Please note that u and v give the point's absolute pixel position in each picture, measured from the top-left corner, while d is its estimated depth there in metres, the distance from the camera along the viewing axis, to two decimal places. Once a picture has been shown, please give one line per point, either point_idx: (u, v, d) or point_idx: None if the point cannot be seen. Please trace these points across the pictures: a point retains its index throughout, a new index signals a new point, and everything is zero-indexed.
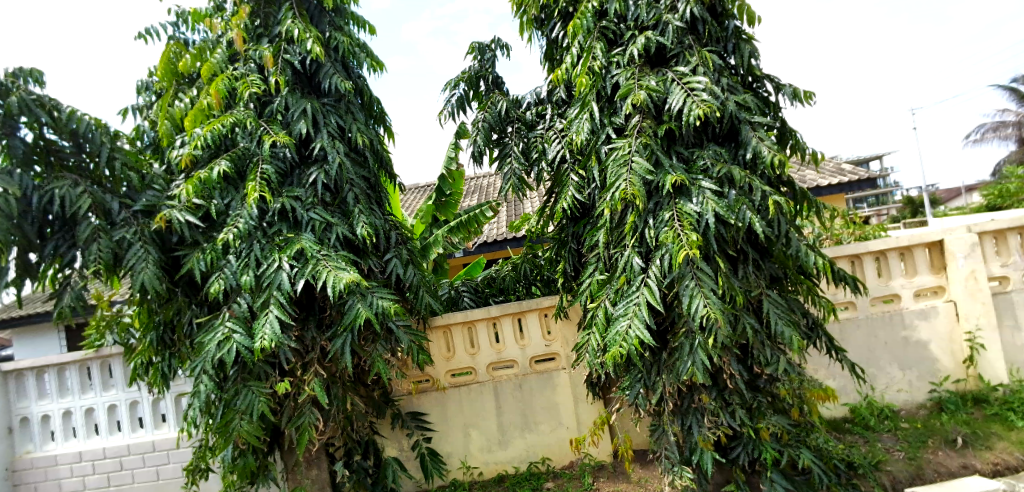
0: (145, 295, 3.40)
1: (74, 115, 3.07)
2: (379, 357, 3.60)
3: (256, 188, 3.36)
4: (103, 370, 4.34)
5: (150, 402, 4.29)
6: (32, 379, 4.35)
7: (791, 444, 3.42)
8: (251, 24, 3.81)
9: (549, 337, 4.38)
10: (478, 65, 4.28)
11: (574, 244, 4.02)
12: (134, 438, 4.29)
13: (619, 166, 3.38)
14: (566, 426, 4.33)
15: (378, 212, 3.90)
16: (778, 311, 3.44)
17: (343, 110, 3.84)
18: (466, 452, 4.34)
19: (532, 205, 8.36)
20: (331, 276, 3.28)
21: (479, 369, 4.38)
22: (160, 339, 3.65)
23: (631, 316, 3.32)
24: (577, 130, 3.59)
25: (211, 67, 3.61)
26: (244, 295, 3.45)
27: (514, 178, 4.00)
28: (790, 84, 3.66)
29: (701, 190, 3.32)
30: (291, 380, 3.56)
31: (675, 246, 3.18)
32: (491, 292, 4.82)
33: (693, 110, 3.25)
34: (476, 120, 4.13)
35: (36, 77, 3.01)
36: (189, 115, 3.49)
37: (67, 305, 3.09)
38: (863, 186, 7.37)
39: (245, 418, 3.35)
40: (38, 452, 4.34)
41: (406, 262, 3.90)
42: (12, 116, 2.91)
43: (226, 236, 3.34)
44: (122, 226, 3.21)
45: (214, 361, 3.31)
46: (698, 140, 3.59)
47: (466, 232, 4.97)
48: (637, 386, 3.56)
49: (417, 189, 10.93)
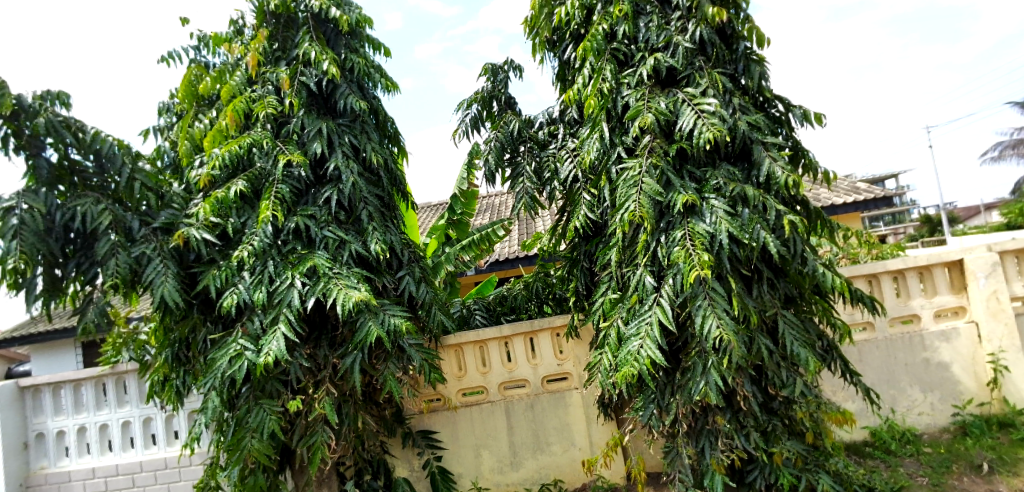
0: (163, 313, 3.46)
1: (98, 136, 3.15)
2: (390, 375, 3.59)
3: (269, 207, 3.42)
4: (118, 386, 4.37)
5: (163, 419, 4.31)
6: (49, 394, 4.38)
7: (809, 468, 3.37)
8: (269, 48, 3.89)
9: (561, 356, 4.35)
10: (491, 86, 4.33)
11: (586, 262, 4.01)
12: (146, 455, 4.31)
13: (629, 185, 3.39)
14: (578, 447, 4.27)
15: (393, 230, 3.93)
16: (794, 332, 3.40)
17: (358, 130, 3.89)
18: (477, 473, 4.30)
19: (544, 224, 8.37)
20: (344, 293, 3.31)
21: (491, 388, 4.35)
22: (175, 356, 3.68)
23: (644, 336, 3.29)
24: (588, 149, 3.62)
25: (230, 89, 3.70)
26: (257, 312, 3.48)
27: (526, 197, 4.02)
28: (801, 105, 3.66)
29: (713, 209, 3.31)
30: (303, 398, 3.57)
31: (686, 266, 3.16)
32: (502, 310, 4.81)
33: (703, 133, 3.28)
34: (488, 139, 4.17)
35: (63, 100, 3.11)
36: (208, 136, 3.60)
37: (92, 321, 3.15)
38: (880, 205, 7.28)
39: (256, 436, 3.36)
40: (52, 467, 4.37)
41: (418, 280, 3.93)
42: (37, 137, 3.00)
43: (240, 254, 3.38)
44: (142, 242, 3.28)
45: (224, 378, 3.32)
46: (711, 160, 3.59)
47: (478, 250, 4.95)
48: (651, 406, 3.51)
49: (430, 208, 11.01)
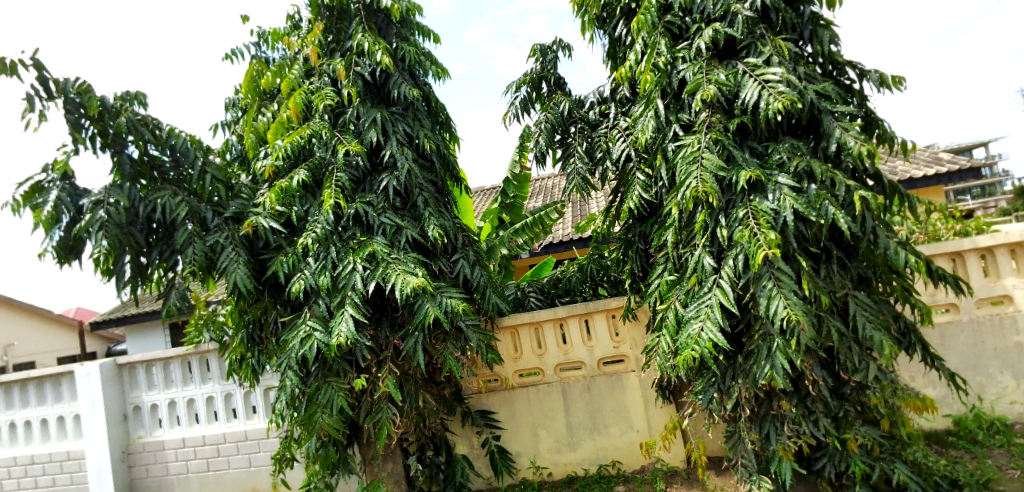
0: (238, 297, 3.73)
1: (173, 132, 3.46)
2: (450, 355, 3.72)
3: (331, 195, 3.55)
4: (201, 364, 4.72)
5: (242, 395, 4.62)
6: (143, 371, 4.80)
7: (884, 458, 3.21)
8: (325, 40, 3.99)
9: (617, 339, 4.29)
10: (540, 67, 4.28)
11: (642, 244, 3.94)
12: (229, 427, 4.64)
13: (689, 163, 3.29)
14: (636, 430, 4.24)
15: (447, 215, 4.01)
16: (867, 314, 3.22)
17: (411, 117, 3.96)
18: (535, 452, 4.36)
19: (598, 206, 8.27)
20: (402, 279, 3.43)
21: (547, 370, 4.39)
22: (250, 336, 3.91)
23: (704, 318, 3.22)
24: (642, 128, 3.53)
25: (290, 82, 3.86)
26: (323, 296, 3.66)
27: (577, 178, 3.97)
28: (876, 70, 3.42)
29: (778, 185, 3.18)
30: (367, 376, 3.77)
31: (752, 246, 3.04)
32: (557, 292, 4.79)
33: (771, 103, 3.11)
34: (539, 121, 4.12)
35: (141, 100, 3.42)
36: (271, 128, 3.76)
37: (174, 304, 3.50)
38: (965, 177, 6.70)
39: (326, 411, 3.57)
40: (149, 437, 4.80)
41: (473, 263, 4.01)
42: (120, 135, 3.30)
43: (305, 240, 3.56)
44: (215, 231, 3.52)
45: (297, 357, 3.55)
46: (774, 134, 3.45)
47: (532, 233, 4.91)
48: (711, 390, 3.46)
49: (482, 191, 11.08)
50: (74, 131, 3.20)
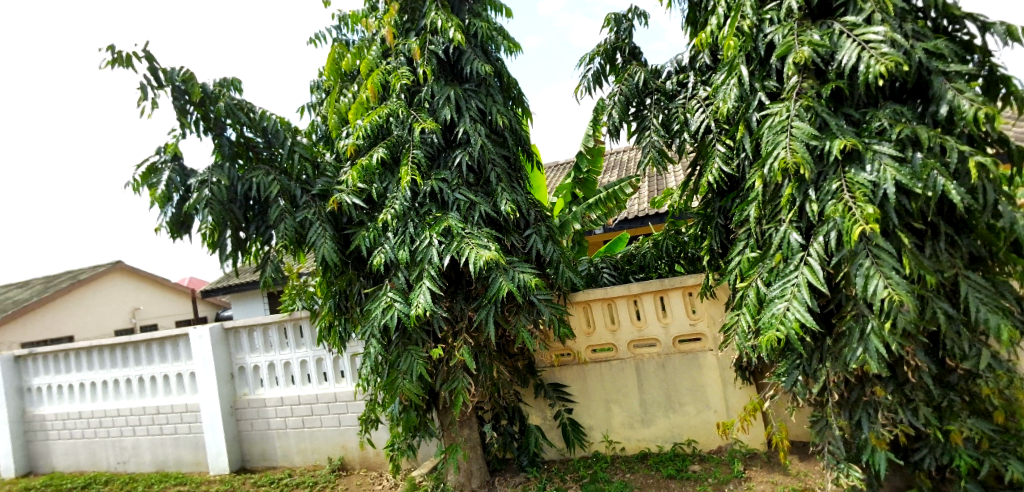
0: (325, 269, 4.00)
1: (265, 115, 3.71)
2: (523, 327, 3.79)
3: (409, 172, 3.67)
4: (295, 330, 5.11)
5: (332, 360, 4.96)
6: (245, 335, 5.26)
7: (994, 453, 2.94)
8: (400, 20, 4.09)
9: (693, 316, 4.18)
10: (614, 36, 4.14)
11: (722, 219, 3.78)
12: (320, 389, 5.01)
13: (777, 133, 3.07)
14: (713, 409, 4.13)
15: (520, 190, 4.04)
16: (980, 296, 2.91)
17: (484, 93, 3.99)
18: (608, 427, 4.38)
19: (676, 179, 8.01)
20: (476, 253, 3.50)
21: (621, 346, 4.36)
22: (337, 306, 4.17)
23: (790, 298, 3.04)
24: (724, 97, 3.35)
25: (369, 64, 4.00)
26: (402, 269, 3.82)
27: (653, 151, 3.84)
28: (1003, 21, 3.03)
29: (877, 155, 2.91)
30: (444, 346, 3.92)
31: (848, 222, 2.81)
32: (631, 269, 4.73)
33: (873, 67, 2.82)
34: (612, 94, 4.01)
35: (237, 85, 3.68)
36: (352, 109, 3.92)
37: (271, 275, 3.83)
38: None
39: (407, 378, 3.76)
40: (252, 394, 5.28)
41: (545, 238, 4.02)
42: (219, 118, 3.59)
43: (385, 216, 3.71)
44: (304, 208, 3.76)
45: (379, 326, 3.72)
46: (875, 99, 3.17)
47: (606, 209, 4.86)
48: (795, 372, 3.30)
49: (556, 166, 11.02)
50: (181, 116, 3.51)
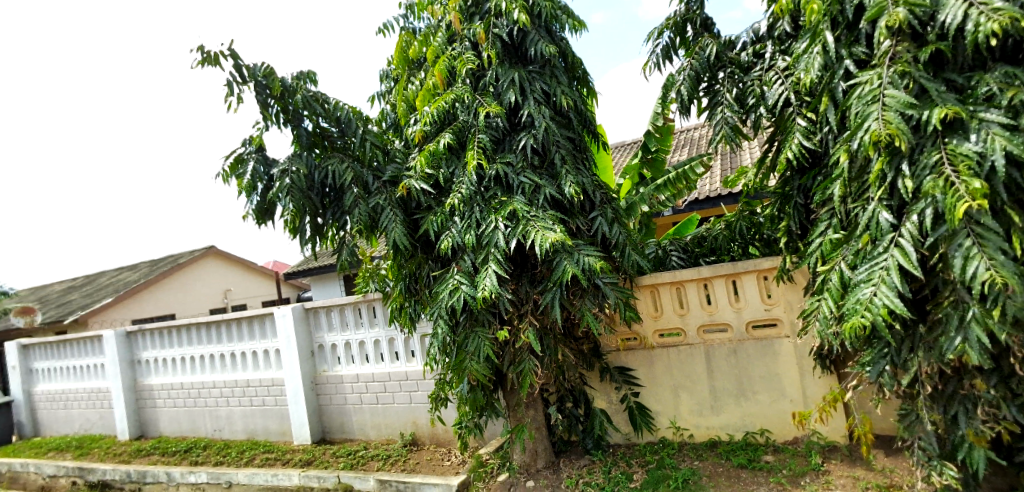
0: (396, 252, 4.13)
1: (338, 105, 3.87)
2: (588, 310, 3.76)
3: (475, 156, 3.71)
4: (369, 310, 5.33)
5: (403, 340, 5.15)
6: (324, 315, 5.56)
7: None
8: (465, 4, 4.10)
9: (769, 301, 3.99)
10: (685, 8, 3.97)
11: (801, 198, 3.57)
12: (393, 367, 5.22)
13: (867, 103, 2.83)
14: (789, 399, 3.95)
15: (585, 173, 3.99)
16: None
17: (548, 74, 3.95)
18: (676, 413, 4.29)
19: (751, 157, 7.62)
20: (541, 235, 3.50)
21: (690, 331, 4.23)
22: (408, 288, 4.31)
23: (878, 282, 2.83)
24: (806, 67, 3.13)
25: (435, 50, 4.05)
26: (468, 252, 3.88)
27: (726, 127, 3.67)
28: None
29: (984, 124, 2.64)
30: (510, 328, 3.97)
31: (950, 199, 2.53)
32: (701, 252, 4.56)
33: (984, 25, 2.53)
34: (682, 69, 3.85)
35: (312, 78, 3.85)
36: (420, 95, 3.99)
37: (346, 259, 3.97)
38: None
39: (475, 358, 3.84)
40: (330, 371, 5.58)
41: (611, 220, 3.95)
42: (297, 110, 3.78)
43: (452, 200, 3.76)
44: (376, 194, 3.89)
45: (447, 308, 3.82)
46: (982, 62, 2.85)
47: (674, 190, 4.72)
48: (882, 362, 3.08)
49: (623, 146, 10.77)
50: (263, 109, 3.71)
